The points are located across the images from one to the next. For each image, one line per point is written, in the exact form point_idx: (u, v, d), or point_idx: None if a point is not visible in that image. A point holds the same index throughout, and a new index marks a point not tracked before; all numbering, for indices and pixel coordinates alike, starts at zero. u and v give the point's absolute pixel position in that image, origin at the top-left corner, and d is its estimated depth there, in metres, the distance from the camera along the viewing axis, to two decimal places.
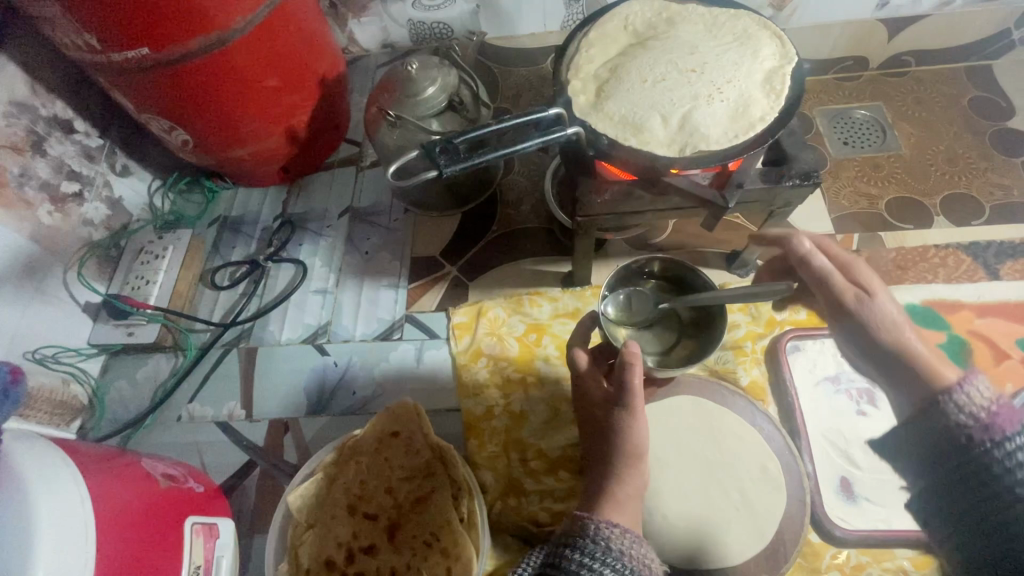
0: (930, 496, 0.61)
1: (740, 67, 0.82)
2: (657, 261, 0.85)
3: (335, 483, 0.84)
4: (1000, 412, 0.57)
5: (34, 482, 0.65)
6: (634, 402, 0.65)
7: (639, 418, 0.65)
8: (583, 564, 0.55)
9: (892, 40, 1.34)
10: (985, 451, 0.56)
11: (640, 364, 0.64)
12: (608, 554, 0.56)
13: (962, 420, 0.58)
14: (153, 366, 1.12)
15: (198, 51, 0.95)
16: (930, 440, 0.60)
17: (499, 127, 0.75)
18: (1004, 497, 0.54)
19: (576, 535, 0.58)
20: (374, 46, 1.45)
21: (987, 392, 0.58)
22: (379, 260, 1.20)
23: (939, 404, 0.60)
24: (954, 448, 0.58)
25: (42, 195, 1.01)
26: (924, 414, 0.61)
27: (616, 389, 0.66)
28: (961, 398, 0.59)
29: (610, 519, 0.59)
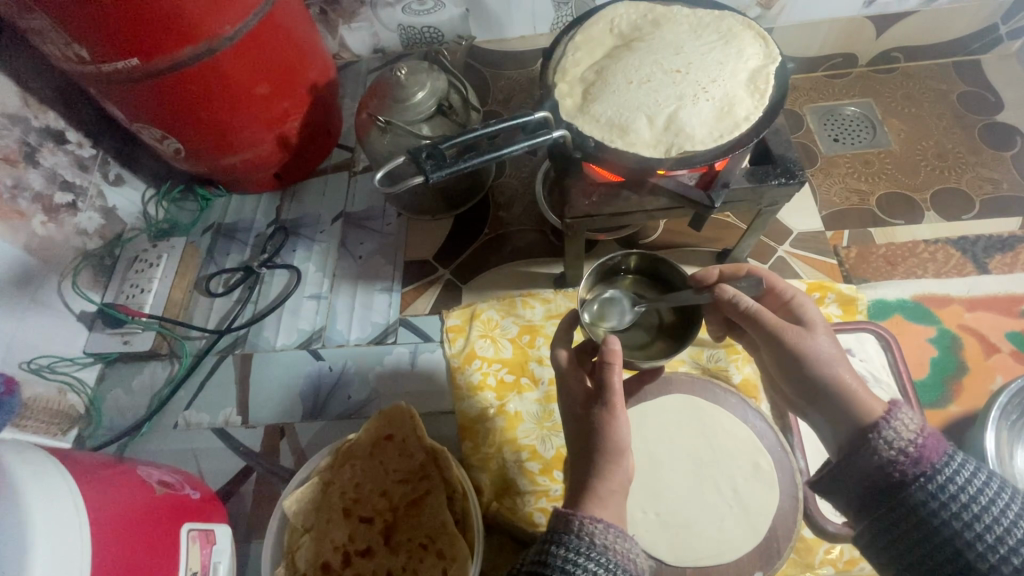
0: (867, 535, 0.60)
1: (724, 67, 0.83)
2: (636, 257, 0.93)
3: (330, 487, 0.85)
4: (927, 446, 0.57)
5: (30, 492, 0.65)
6: (614, 399, 0.65)
7: (620, 415, 0.64)
8: (566, 560, 0.55)
9: (880, 37, 1.35)
10: (919, 489, 0.56)
11: (619, 364, 0.65)
12: (592, 549, 0.55)
13: (893, 455, 0.57)
14: (149, 374, 1.13)
15: (188, 60, 0.96)
16: (864, 480, 0.59)
17: (486, 131, 0.75)
18: (945, 529, 0.54)
19: (561, 531, 0.58)
20: (366, 51, 1.45)
21: (913, 423, 0.58)
22: (372, 264, 1.20)
23: (869, 442, 0.59)
24: (888, 488, 0.58)
25: (35, 206, 1.01)
26: (856, 453, 0.60)
27: (597, 387, 0.67)
28: (888, 435, 0.58)
29: (595, 514, 0.58)
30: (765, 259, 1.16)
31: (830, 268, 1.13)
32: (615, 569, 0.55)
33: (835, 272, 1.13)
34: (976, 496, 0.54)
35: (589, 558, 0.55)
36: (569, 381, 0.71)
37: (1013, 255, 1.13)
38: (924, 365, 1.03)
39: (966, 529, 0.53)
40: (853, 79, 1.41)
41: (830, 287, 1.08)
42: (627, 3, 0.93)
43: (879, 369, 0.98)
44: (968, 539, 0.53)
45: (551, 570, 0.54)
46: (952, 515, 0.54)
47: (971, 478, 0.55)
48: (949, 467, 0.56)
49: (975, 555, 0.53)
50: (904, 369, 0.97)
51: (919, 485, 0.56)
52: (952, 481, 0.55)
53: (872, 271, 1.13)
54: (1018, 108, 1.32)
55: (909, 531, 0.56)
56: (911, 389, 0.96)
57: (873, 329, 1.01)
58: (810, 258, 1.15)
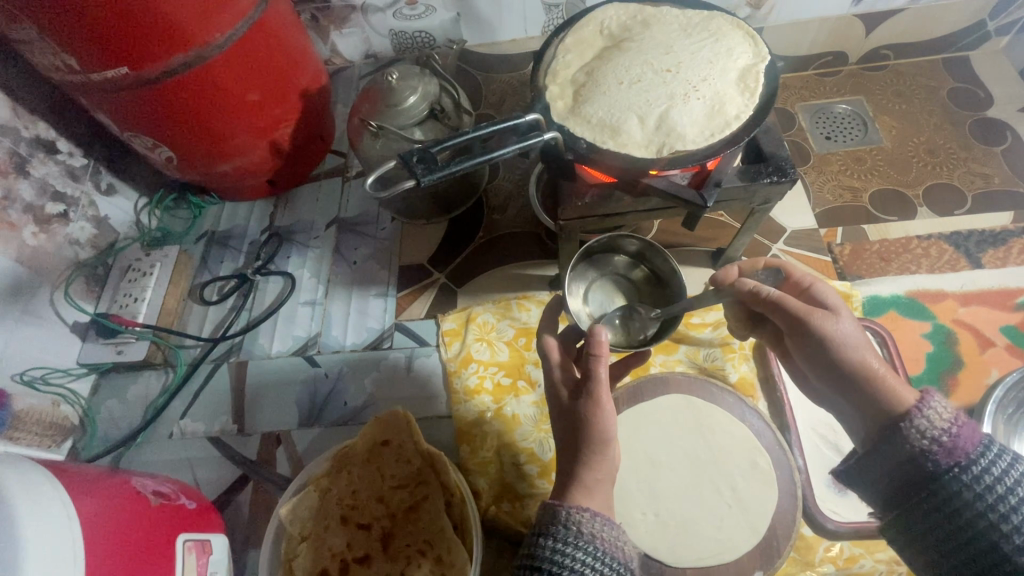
0: (897, 521, 0.61)
1: (714, 66, 0.83)
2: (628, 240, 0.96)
3: (328, 494, 0.85)
4: (961, 433, 0.57)
5: (21, 505, 0.65)
6: (597, 389, 0.64)
7: (604, 404, 0.63)
8: (555, 550, 0.56)
9: (869, 35, 1.36)
10: (953, 478, 0.56)
11: (605, 355, 0.64)
12: (579, 538, 0.57)
13: (926, 446, 0.57)
14: (144, 384, 1.12)
15: (178, 68, 0.95)
16: (898, 471, 0.59)
17: (477, 134, 0.75)
18: (978, 521, 0.54)
19: (549, 523, 0.59)
20: (357, 56, 1.45)
21: (946, 412, 0.58)
22: (367, 269, 1.20)
23: (901, 431, 0.59)
24: (921, 476, 0.58)
25: (26, 217, 1.00)
26: (888, 440, 0.59)
27: (583, 378, 0.66)
28: (923, 423, 0.57)
29: (581, 504, 0.59)
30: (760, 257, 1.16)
31: (826, 267, 1.14)
32: (603, 556, 0.57)
33: (830, 271, 1.13)
34: (1007, 483, 0.54)
35: (576, 548, 0.56)
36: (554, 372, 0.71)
37: (1005, 249, 1.14)
38: (920, 361, 1.03)
39: (998, 514, 0.54)
40: (844, 78, 1.42)
41: None
42: (616, 5, 0.93)
43: None
44: (1001, 531, 0.53)
45: (542, 561, 0.56)
46: (983, 500, 0.54)
47: (1003, 465, 0.55)
48: (984, 454, 0.56)
49: (1000, 537, 0.53)
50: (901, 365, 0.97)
51: (954, 472, 0.56)
52: (986, 471, 0.55)
53: (866, 268, 1.13)
54: (1007, 104, 1.32)
55: (938, 516, 0.57)
56: None
57: (869, 325, 1.01)
58: (805, 257, 1.15)
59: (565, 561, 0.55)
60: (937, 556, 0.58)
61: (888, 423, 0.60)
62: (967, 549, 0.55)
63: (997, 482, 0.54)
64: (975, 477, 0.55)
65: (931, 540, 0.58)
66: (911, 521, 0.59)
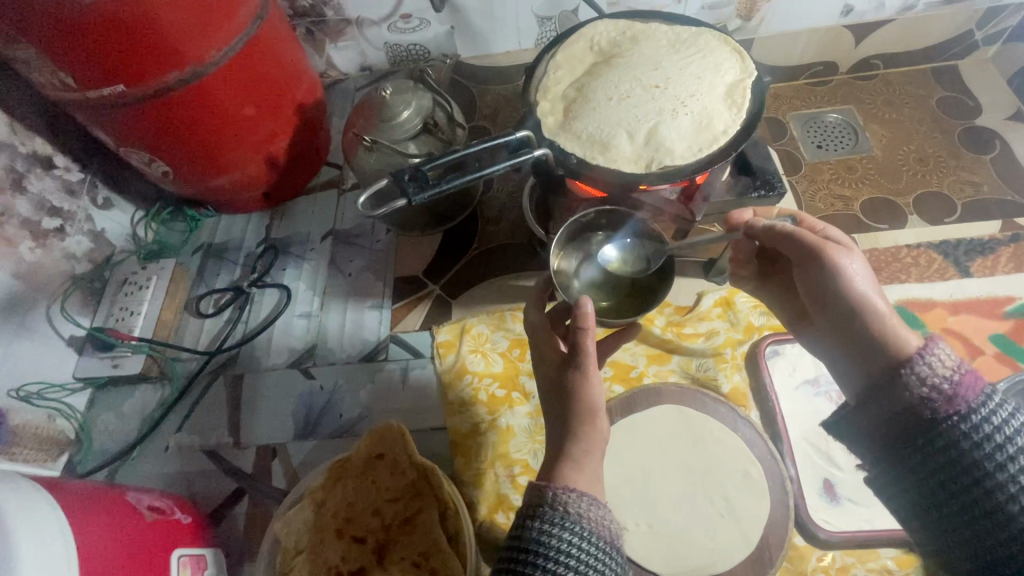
0: (892, 467, 0.65)
1: (702, 82, 0.85)
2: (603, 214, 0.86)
3: (322, 507, 0.85)
4: (962, 382, 0.60)
5: (17, 521, 0.65)
6: (586, 362, 0.66)
7: (591, 377, 0.66)
8: (542, 531, 0.56)
9: (858, 45, 1.37)
10: (952, 425, 0.60)
11: (592, 328, 0.67)
12: (566, 519, 0.57)
13: (926, 393, 0.61)
14: (140, 397, 1.13)
15: (174, 85, 0.97)
16: (902, 418, 0.63)
17: (468, 152, 0.76)
18: (978, 470, 0.58)
19: (536, 505, 0.59)
20: (353, 69, 1.47)
21: (949, 360, 0.61)
22: (362, 281, 1.21)
23: (901, 376, 0.62)
24: (922, 423, 0.61)
25: (23, 232, 1.01)
26: (891, 386, 0.63)
27: (571, 352, 0.69)
28: (925, 369, 0.61)
29: (567, 485, 0.59)
30: None
31: None
32: (591, 537, 0.56)
33: None
34: (1005, 433, 0.58)
35: (563, 526, 0.56)
36: (542, 345, 0.74)
37: (994, 257, 1.15)
38: None
39: (993, 461, 0.57)
40: (834, 87, 1.44)
41: None
42: (606, 21, 0.95)
43: None
44: (1000, 482, 0.57)
45: (529, 543, 0.56)
46: (980, 448, 0.58)
47: (1001, 414, 0.59)
48: (984, 405, 0.59)
49: (994, 484, 0.57)
50: None
51: (953, 420, 0.60)
52: (986, 420, 0.58)
53: None
54: (995, 112, 1.34)
55: (935, 466, 0.61)
56: None
57: None
58: None
59: (551, 543, 0.55)
60: (934, 505, 0.61)
61: (890, 369, 0.64)
62: (963, 500, 0.59)
63: (998, 434, 0.58)
64: (975, 424, 0.59)
65: (930, 485, 0.61)
66: (910, 468, 0.63)
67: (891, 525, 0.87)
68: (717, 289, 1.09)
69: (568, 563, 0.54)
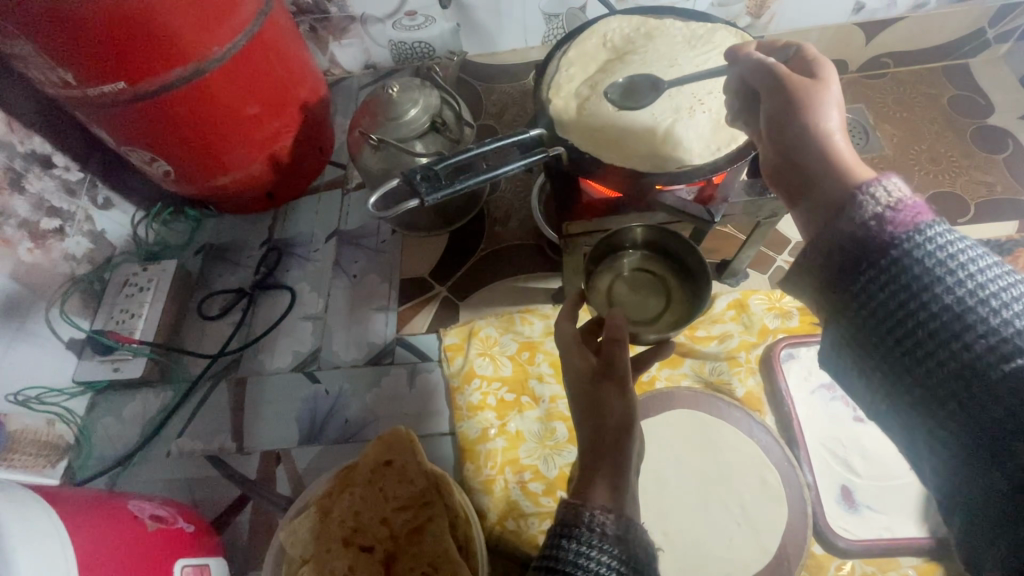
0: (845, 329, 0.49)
1: (719, 80, 0.83)
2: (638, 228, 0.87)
3: (329, 516, 0.83)
4: (915, 206, 0.46)
5: (14, 532, 0.63)
6: (622, 375, 0.68)
7: (627, 390, 0.67)
8: (578, 553, 0.54)
9: (870, 43, 1.35)
10: (897, 252, 0.45)
11: (628, 341, 0.69)
12: (604, 541, 0.55)
13: (869, 216, 0.47)
14: (141, 401, 1.10)
15: (176, 82, 0.94)
16: (840, 252, 0.48)
17: (481, 150, 0.74)
18: (933, 310, 0.43)
19: (572, 524, 0.57)
20: (357, 67, 1.45)
21: (899, 189, 0.47)
22: (367, 283, 1.19)
23: (849, 205, 0.48)
24: (859, 254, 0.47)
25: (21, 232, 0.99)
26: (834, 215, 0.49)
27: (604, 363, 0.70)
28: (880, 191, 0.47)
29: (604, 505, 0.57)
30: (765, 268, 1.12)
31: None
32: (627, 559, 0.55)
33: None
34: (959, 257, 0.43)
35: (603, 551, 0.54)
36: (570, 355, 0.74)
37: (1010, 258, 1.13)
38: None
39: (950, 295, 0.42)
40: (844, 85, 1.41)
41: None
42: (619, 17, 0.93)
43: None
44: (977, 325, 0.41)
45: (563, 564, 0.54)
46: (933, 280, 0.43)
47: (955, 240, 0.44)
48: (934, 228, 0.45)
49: (963, 328, 0.41)
50: None
51: (898, 244, 0.45)
52: (935, 246, 0.44)
53: None
54: (1008, 111, 1.32)
55: (874, 307, 0.45)
56: None
57: None
58: None
59: (589, 566, 0.53)
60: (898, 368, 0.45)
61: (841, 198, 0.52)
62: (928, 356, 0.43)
63: (955, 260, 0.43)
64: (925, 248, 0.44)
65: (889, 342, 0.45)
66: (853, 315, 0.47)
67: (912, 533, 0.85)
68: (730, 292, 1.07)
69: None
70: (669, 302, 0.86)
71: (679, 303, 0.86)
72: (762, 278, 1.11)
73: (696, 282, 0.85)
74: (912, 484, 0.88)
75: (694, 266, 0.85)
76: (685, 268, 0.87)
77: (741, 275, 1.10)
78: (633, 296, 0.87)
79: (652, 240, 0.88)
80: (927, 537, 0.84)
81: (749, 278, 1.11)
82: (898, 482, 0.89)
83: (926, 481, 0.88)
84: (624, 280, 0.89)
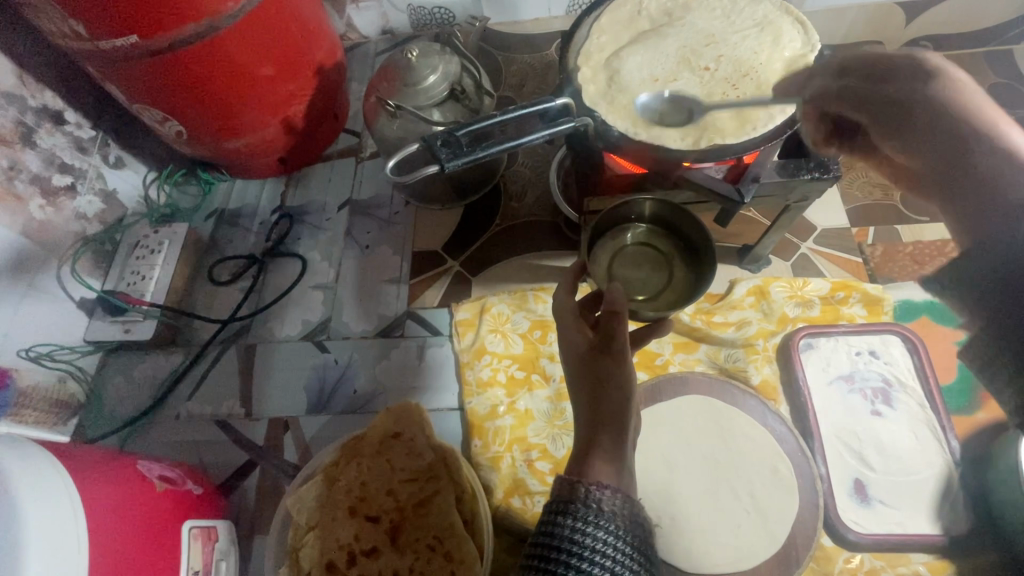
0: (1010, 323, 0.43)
1: (758, 57, 0.79)
2: (649, 200, 0.84)
3: (335, 484, 0.83)
4: None
5: (23, 490, 0.63)
6: (622, 348, 0.65)
7: (626, 366, 0.64)
8: (574, 530, 0.54)
9: (908, 25, 1.29)
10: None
11: (627, 315, 0.66)
12: (600, 517, 0.54)
13: None
14: (152, 363, 1.10)
15: (190, 38, 0.91)
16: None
17: (504, 118, 0.71)
18: None
19: (567, 500, 0.56)
20: (374, 32, 1.41)
21: None
22: (379, 254, 1.17)
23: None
24: None
25: (33, 188, 0.98)
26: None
27: (604, 338, 0.66)
28: None
29: (601, 481, 0.56)
30: (788, 254, 1.09)
31: (856, 267, 1.06)
32: (625, 535, 0.54)
33: (861, 272, 1.06)
34: None
35: (599, 527, 0.54)
36: (568, 329, 0.71)
37: None
38: (953, 369, 0.95)
39: None
40: None
41: (854, 287, 1.00)
42: None
43: (904, 373, 0.93)
44: None
45: (559, 540, 0.54)
46: None
47: None
48: None
49: None
50: (932, 374, 0.92)
51: None
52: None
53: (899, 271, 1.05)
54: None
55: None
56: (937, 395, 0.91)
57: (900, 331, 0.96)
58: (835, 257, 1.08)
59: (585, 542, 0.53)
60: None
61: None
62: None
63: None
64: None
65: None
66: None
67: (924, 530, 0.84)
68: (751, 278, 1.05)
69: (602, 562, 0.52)
70: (671, 279, 0.86)
71: (681, 280, 0.86)
72: (785, 265, 1.08)
73: (701, 262, 0.84)
74: (928, 480, 0.86)
75: (701, 245, 0.84)
76: (693, 246, 0.86)
77: (763, 261, 1.07)
78: (637, 271, 0.87)
79: (657, 214, 0.87)
80: (940, 535, 0.83)
81: (771, 265, 1.09)
82: (913, 477, 0.86)
83: (941, 478, 0.86)
84: (628, 254, 0.88)
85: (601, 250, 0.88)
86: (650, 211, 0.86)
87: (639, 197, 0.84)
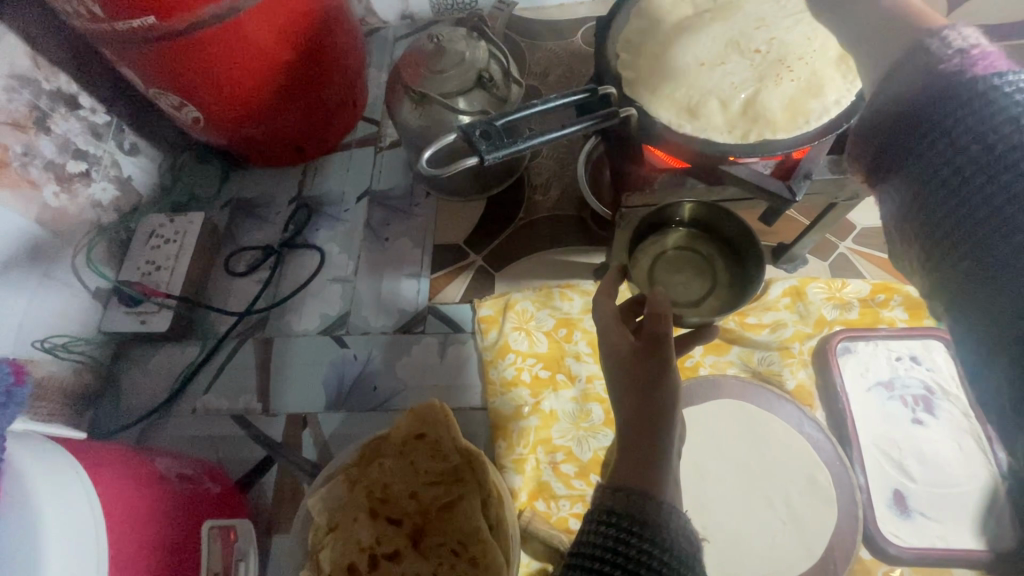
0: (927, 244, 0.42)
1: (812, 42, 0.74)
2: (690, 203, 0.82)
3: (357, 485, 0.80)
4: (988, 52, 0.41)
5: (40, 490, 0.61)
6: (668, 354, 0.62)
7: (673, 373, 0.60)
8: (618, 540, 0.50)
9: (950, 15, 1.22)
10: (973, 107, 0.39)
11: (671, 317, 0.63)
12: (646, 528, 0.51)
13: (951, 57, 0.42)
14: (167, 355, 1.08)
15: (210, 19, 0.88)
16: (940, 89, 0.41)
17: (544, 108, 0.67)
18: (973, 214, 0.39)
19: (608, 508, 0.53)
20: (394, 16, 1.36)
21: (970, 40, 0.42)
22: (399, 247, 1.14)
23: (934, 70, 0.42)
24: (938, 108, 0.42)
25: (46, 174, 0.95)
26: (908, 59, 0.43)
27: (645, 344, 0.63)
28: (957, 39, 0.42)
29: (646, 493, 0.53)
30: (825, 254, 1.05)
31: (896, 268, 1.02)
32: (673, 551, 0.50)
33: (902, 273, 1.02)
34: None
35: (643, 538, 0.50)
36: (608, 333, 0.67)
37: None
38: None
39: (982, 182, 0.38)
40: None
41: (895, 289, 0.97)
42: None
43: (947, 380, 0.90)
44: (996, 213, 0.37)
45: (602, 550, 0.50)
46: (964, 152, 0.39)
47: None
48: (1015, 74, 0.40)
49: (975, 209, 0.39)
50: None
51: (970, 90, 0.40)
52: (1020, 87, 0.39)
53: None
54: None
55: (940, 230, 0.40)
56: None
57: (943, 336, 0.91)
58: (874, 257, 1.04)
59: (630, 553, 0.49)
60: None
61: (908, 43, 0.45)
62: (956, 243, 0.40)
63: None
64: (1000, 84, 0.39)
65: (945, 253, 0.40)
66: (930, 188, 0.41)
67: (968, 545, 0.80)
68: (786, 278, 1.01)
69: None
70: (713, 285, 0.83)
71: (724, 287, 0.83)
72: (821, 265, 1.04)
73: (744, 266, 0.81)
74: (972, 493, 0.82)
75: (743, 248, 0.81)
76: (734, 250, 0.83)
77: (799, 261, 1.03)
78: (677, 276, 0.84)
79: (698, 219, 0.84)
80: (985, 551, 0.79)
81: (806, 265, 1.05)
82: (958, 490, 0.83)
83: (987, 492, 0.82)
84: (668, 258, 0.85)
85: (639, 254, 0.85)
86: (690, 215, 0.83)
87: (679, 201, 0.81)
